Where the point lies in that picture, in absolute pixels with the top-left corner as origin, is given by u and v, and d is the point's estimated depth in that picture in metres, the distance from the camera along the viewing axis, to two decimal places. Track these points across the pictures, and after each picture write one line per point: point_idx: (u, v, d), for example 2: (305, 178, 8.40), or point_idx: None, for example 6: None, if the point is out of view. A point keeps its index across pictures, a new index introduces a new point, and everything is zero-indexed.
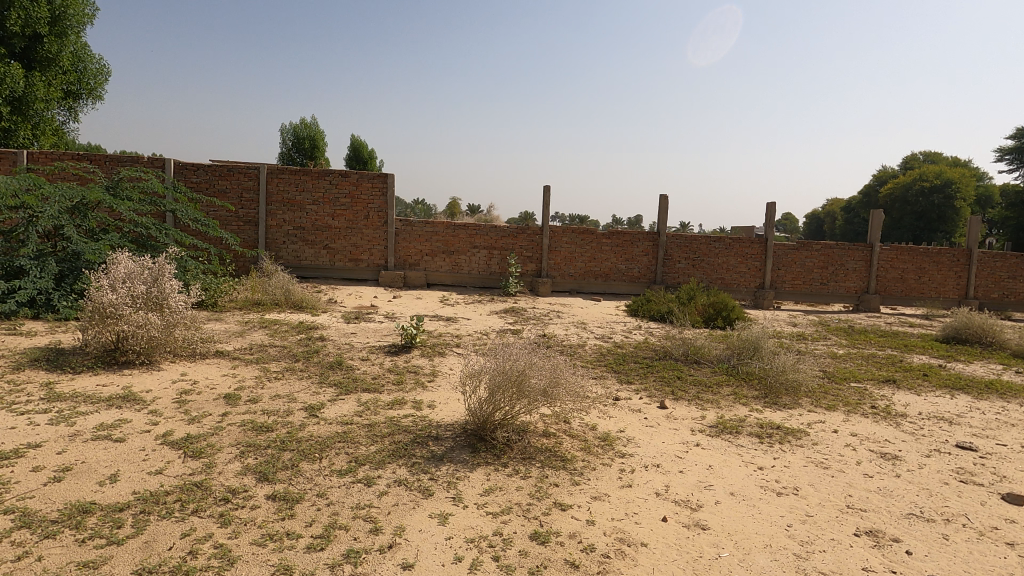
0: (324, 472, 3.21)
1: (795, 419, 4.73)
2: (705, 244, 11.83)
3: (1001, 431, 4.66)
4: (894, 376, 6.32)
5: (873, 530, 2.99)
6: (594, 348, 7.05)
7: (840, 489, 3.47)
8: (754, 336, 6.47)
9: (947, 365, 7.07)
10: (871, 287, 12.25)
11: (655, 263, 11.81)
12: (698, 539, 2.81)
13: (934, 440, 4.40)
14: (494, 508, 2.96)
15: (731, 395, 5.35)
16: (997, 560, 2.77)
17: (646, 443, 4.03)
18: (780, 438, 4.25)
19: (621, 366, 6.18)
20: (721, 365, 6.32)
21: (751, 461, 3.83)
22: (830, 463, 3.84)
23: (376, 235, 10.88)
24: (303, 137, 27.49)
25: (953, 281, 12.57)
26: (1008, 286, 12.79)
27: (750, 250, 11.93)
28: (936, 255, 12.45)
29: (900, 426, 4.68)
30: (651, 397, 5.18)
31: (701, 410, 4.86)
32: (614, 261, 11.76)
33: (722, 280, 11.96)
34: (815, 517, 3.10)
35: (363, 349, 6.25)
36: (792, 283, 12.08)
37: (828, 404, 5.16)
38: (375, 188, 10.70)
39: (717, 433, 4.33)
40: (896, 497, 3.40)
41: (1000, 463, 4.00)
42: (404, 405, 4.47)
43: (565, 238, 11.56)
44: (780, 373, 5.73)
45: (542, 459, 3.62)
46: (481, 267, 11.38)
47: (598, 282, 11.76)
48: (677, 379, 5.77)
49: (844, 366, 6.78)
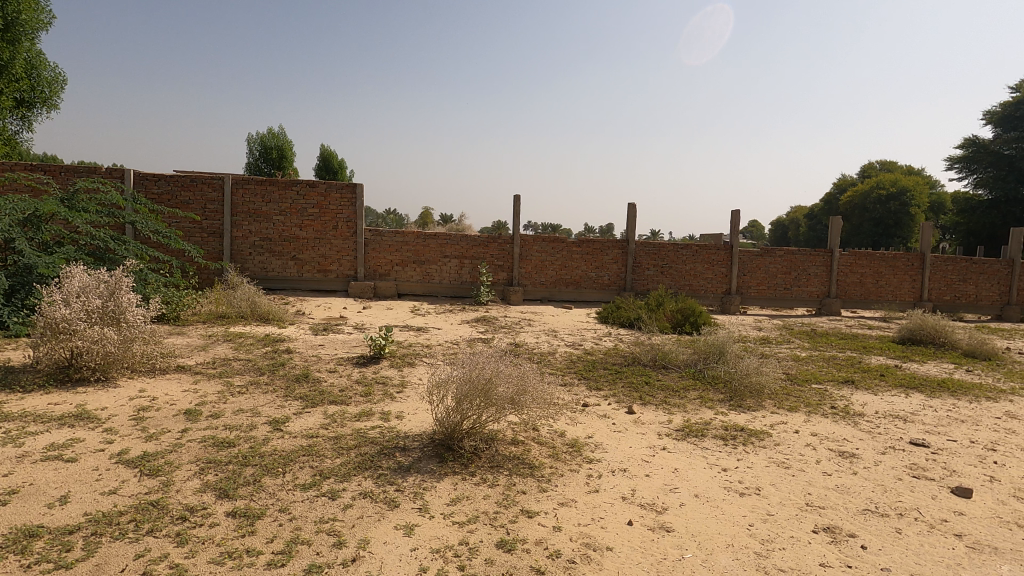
0: (287, 486, 3.15)
1: (759, 421, 4.84)
2: (673, 251, 12.05)
3: (952, 428, 4.85)
4: (853, 377, 6.52)
5: (830, 526, 3.08)
6: (564, 356, 7.09)
7: (800, 488, 3.55)
8: (719, 341, 6.62)
9: (902, 365, 7.37)
10: (831, 292, 12.66)
11: (625, 270, 12.00)
12: (663, 542, 2.84)
13: (889, 437, 4.56)
14: (460, 517, 2.94)
15: (697, 398, 5.44)
16: (946, 551, 2.88)
17: (614, 448, 4.08)
18: (743, 440, 4.34)
19: (591, 372, 6.25)
20: (688, 369, 6.45)
21: (716, 463, 3.90)
22: (791, 463, 3.94)
23: (346, 245, 10.78)
24: (269, 147, 27.12)
25: (908, 284, 13.07)
26: (959, 288, 13.36)
27: (717, 257, 12.20)
28: (893, 259, 12.94)
29: (858, 425, 4.84)
30: (620, 402, 5.23)
31: (667, 414, 4.94)
32: (585, 269, 11.89)
33: (690, 287, 12.20)
34: (776, 516, 3.18)
35: (331, 360, 6.17)
36: (757, 289, 12.41)
37: (790, 406, 5.31)
38: (344, 198, 10.63)
39: (683, 436, 4.41)
40: (853, 494, 3.51)
41: (950, 458, 4.17)
42: (372, 417, 4.41)
43: (536, 246, 11.66)
44: (744, 376, 5.88)
45: (510, 467, 3.62)
46: (452, 276, 11.36)
47: (569, 290, 11.85)
48: (645, 384, 5.85)
49: (806, 368, 7.00)
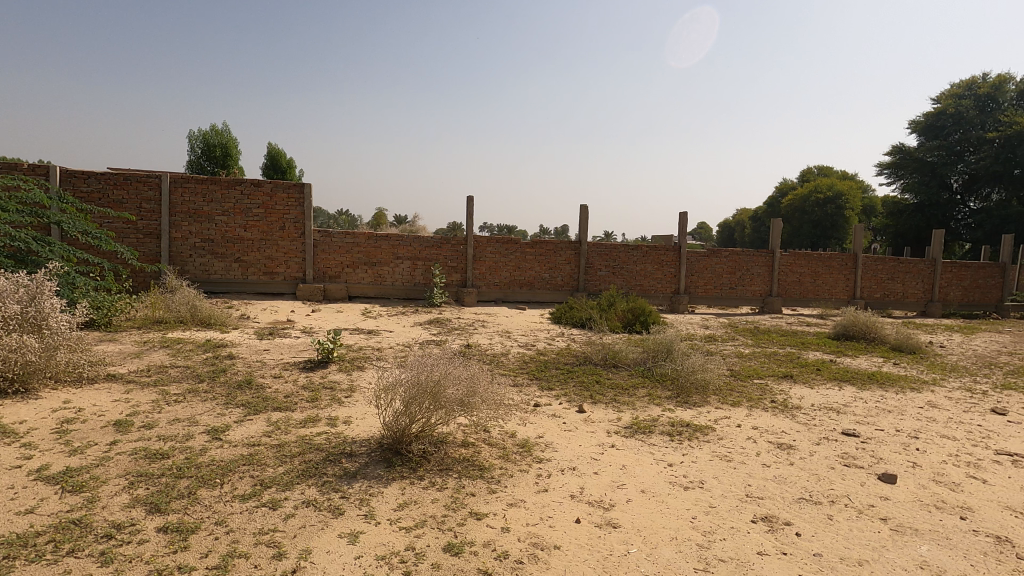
0: (224, 498, 3.02)
1: (704, 416, 4.99)
2: (624, 252, 12.30)
3: (880, 418, 5.15)
4: (792, 371, 6.82)
5: (768, 515, 3.21)
6: (517, 356, 7.11)
7: (740, 480, 3.69)
8: (667, 339, 6.80)
9: (837, 360, 7.77)
10: (773, 290, 13.22)
11: (578, 271, 12.15)
12: (609, 538, 2.88)
13: (823, 428, 4.79)
14: (407, 523, 2.90)
15: (646, 396, 5.57)
16: (872, 534, 3.05)
17: (563, 447, 4.12)
18: (688, 435, 4.47)
19: (543, 372, 6.29)
20: (638, 368, 6.60)
21: (662, 458, 4.00)
22: (733, 456, 4.09)
23: (293, 247, 10.47)
24: (213, 145, 26.05)
25: (843, 283, 13.80)
26: (888, 286, 14.20)
27: (666, 258, 12.53)
28: (828, 260, 13.63)
29: (795, 418, 5.06)
30: (571, 402, 5.28)
31: (617, 412, 5.03)
32: (538, 270, 11.98)
33: (640, 287, 12.48)
34: (717, 508, 3.28)
35: (276, 365, 5.97)
36: (704, 288, 12.83)
37: (733, 401, 5.50)
38: (291, 198, 10.32)
39: (631, 433, 4.50)
40: (789, 484, 3.66)
41: (878, 447, 4.42)
42: (318, 423, 4.29)
43: (490, 247, 11.65)
44: (690, 373, 6.06)
45: (459, 469, 3.59)
46: (405, 278, 11.21)
47: (523, 291, 11.91)
48: (596, 383, 5.93)
49: (749, 364, 7.28)
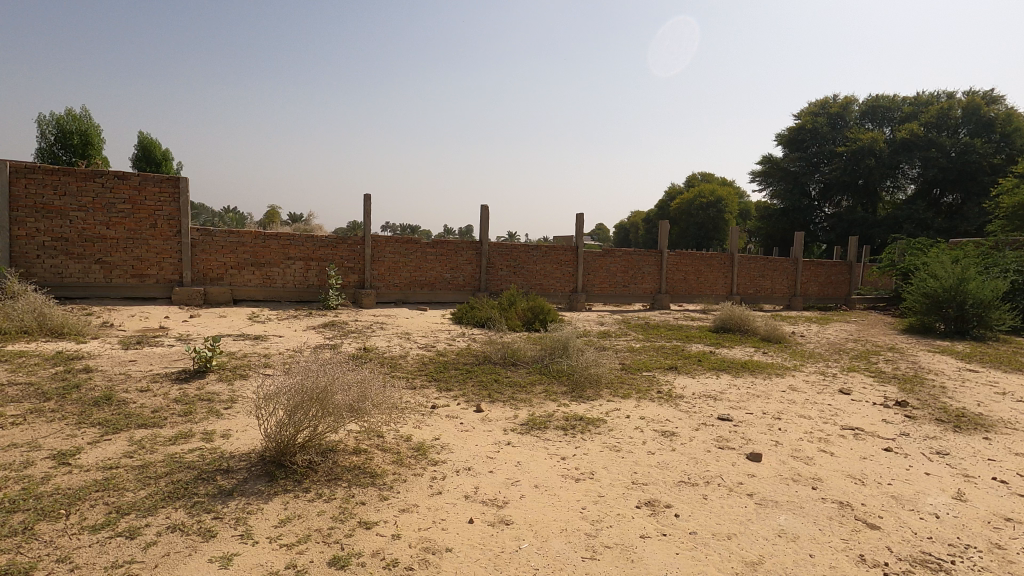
0: (70, 531, 2.65)
1: (596, 409, 5.20)
2: (524, 252, 12.53)
3: (750, 402, 5.67)
4: (676, 363, 7.32)
5: (651, 500, 3.40)
6: (415, 358, 6.99)
7: (627, 468, 3.88)
8: (562, 336, 7.02)
9: (715, 351, 8.45)
10: (662, 288, 14.10)
11: (479, 271, 12.19)
12: (502, 536, 2.90)
13: (702, 415, 5.18)
14: (290, 539, 2.73)
15: (542, 392, 5.70)
16: (740, 509, 3.33)
17: (460, 448, 4.10)
18: (581, 428, 4.63)
19: (442, 373, 6.23)
20: (535, 365, 6.74)
21: (555, 452, 4.11)
22: (621, 446, 4.29)
23: (167, 247, 9.53)
24: (68, 132, 23.04)
25: (722, 281, 15.04)
26: (760, 282, 15.70)
27: (564, 257, 12.93)
28: (709, 259, 14.79)
29: (678, 406, 5.43)
30: (468, 401, 5.28)
31: (514, 409, 5.09)
32: (439, 270, 11.87)
33: (540, 286, 12.78)
34: (606, 497, 3.42)
35: (143, 378, 5.38)
36: (600, 287, 13.40)
37: (623, 393, 5.79)
38: (164, 193, 9.39)
39: (527, 429, 4.58)
40: (670, 469, 3.91)
41: (747, 429, 4.85)
42: (190, 439, 3.92)
43: (389, 247, 11.35)
44: (584, 369, 6.30)
45: (349, 478, 3.44)
46: (297, 279, 10.62)
47: (424, 292, 11.73)
48: (494, 382, 5.98)
49: (638, 357, 7.70)
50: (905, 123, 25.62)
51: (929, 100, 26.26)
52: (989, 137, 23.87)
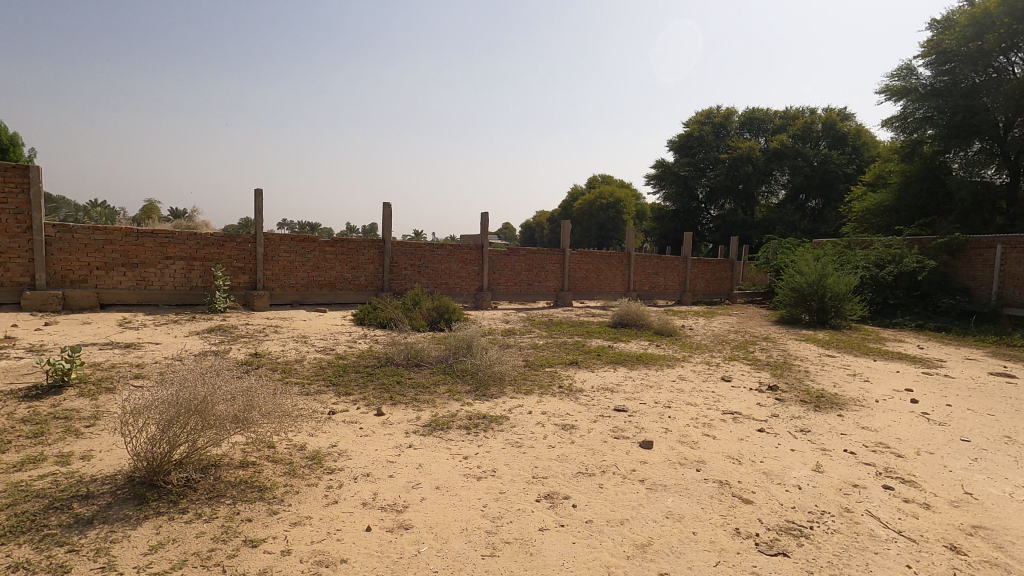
0: None
1: (499, 407, 5.25)
2: (429, 251, 12.37)
3: (643, 393, 6.00)
4: (577, 358, 7.58)
5: (550, 493, 3.48)
6: (312, 362, 6.65)
7: (528, 463, 3.95)
8: (466, 336, 7.01)
9: (613, 345, 8.85)
10: (565, 286, 14.53)
11: (382, 270, 11.86)
12: (400, 541, 2.84)
13: (600, 407, 5.40)
14: (162, 566, 2.48)
15: (446, 392, 5.65)
16: (632, 495, 3.51)
17: (358, 454, 3.95)
18: (484, 427, 4.65)
19: (341, 377, 5.98)
20: (439, 365, 6.67)
21: (458, 452, 4.09)
22: (523, 442, 4.36)
23: (15, 244, 8.32)
24: None
25: (620, 278, 15.80)
26: (654, 279, 16.69)
27: (469, 256, 12.94)
28: (608, 258, 15.47)
29: (578, 400, 5.62)
30: (369, 405, 5.12)
31: (416, 411, 5.00)
32: (340, 269, 11.40)
33: (446, 285, 12.69)
34: (507, 493, 3.46)
35: None
36: (505, 285, 13.56)
37: (526, 389, 5.89)
38: (10, 183, 8.19)
39: (429, 431, 4.51)
40: (569, 461, 4.03)
41: (641, 418, 5.12)
42: (41, 464, 3.45)
43: (283, 245, 10.71)
44: (488, 367, 6.34)
45: (234, 494, 3.20)
46: (178, 281, 9.71)
47: (323, 293, 11.21)
48: (397, 384, 5.84)
49: (541, 354, 7.88)
50: (776, 135, 28.45)
51: (796, 115, 29.35)
52: (843, 150, 27.16)
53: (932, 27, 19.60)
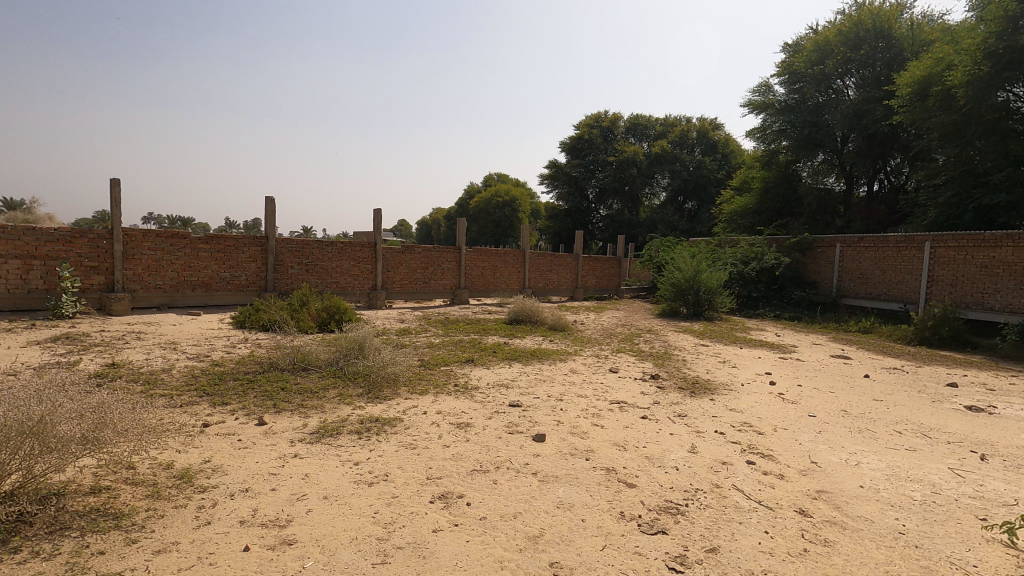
0: None
1: (393, 409, 5.11)
2: (318, 249, 11.77)
3: (537, 387, 6.15)
4: (473, 356, 7.60)
5: (445, 493, 3.45)
6: (183, 371, 6.05)
7: (422, 465, 3.88)
8: (358, 337, 6.75)
9: (509, 342, 8.99)
10: (461, 284, 14.51)
11: (265, 269, 11.08)
12: (283, 558, 2.66)
13: (495, 403, 5.45)
14: None
15: (336, 397, 5.40)
16: (525, 488, 3.58)
17: (236, 468, 3.65)
18: (376, 430, 4.50)
19: (217, 386, 5.49)
20: (329, 368, 6.35)
21: (348, 459, 3.92)
22: (417, 443, 4.29)
23: None
24: None
25: (516, 276, 16.09)
26: (547, 276, 17.20)
27: (362, 254, 12.49)
28: (504, 255, 15.69)
29: (473, 397, 5.63)
30: (249, 415, 4.75)
31: (303, 419, 4.73)
32: (216, 269, 10.49)
33: (336, 284, 12.14)
34: (399, 497, 3.37)
35: None
36: (400, 284, 13.26)
37: (421, 389, 5.80)
38: None
39: (317, 438, 4.28)
40: (464, 459, 4.03)
41: (534, 412, 5.25)
42: None
43: (147, 242, 9.63)
44: (381, 369, 6.15)
45: (83, 525, 2.81)
46: (12, 283, 8.37)
47: (197, 294, 10.25)
48: (281, 390, 5.47)
49: (437, 353, 7.80)
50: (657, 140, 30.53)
51: (674, 123, 31.68)
52: (714, 157, 29.80)
53: (785, 50, 22.09)
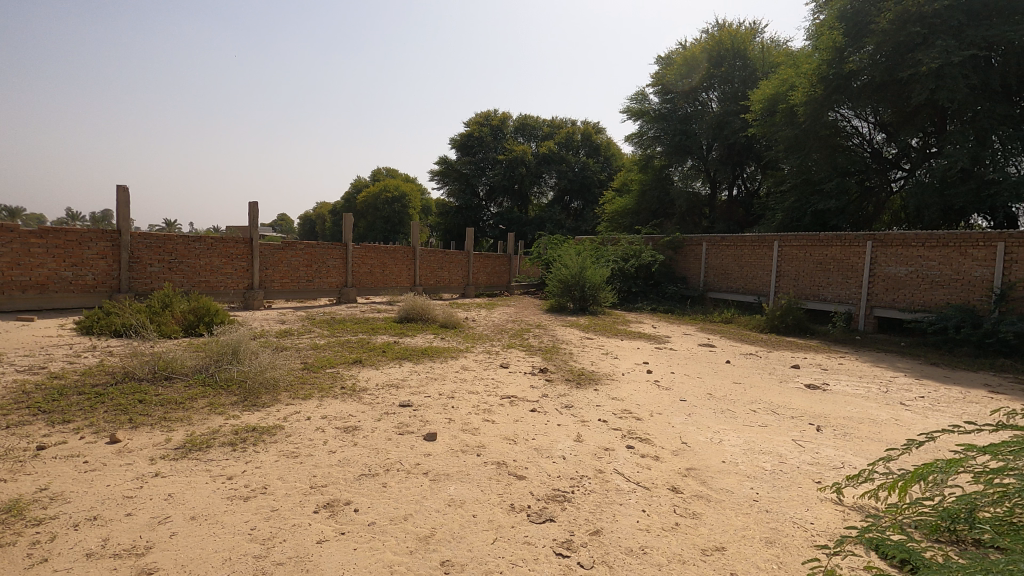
0: None
1: (272, 416, 4.78)
2: (183, 244, 10.68)
3: (428, 386, 6.08)
4: (361, 356, 7.34)
5: (330, 501, 3.30)
6: (10, 387, 5.18)
7: (305, 474, 3.68)
8: (232, 340, 6.23)
9: (398, 340, 8.80)
10: (348, 281, 13.92)
11: (118, 267, 9.82)
12: None
13: (384, 404, 5.31)
14: None
15: (206, 406, 4.94)
16: (416, 489, 3.53)
17: (81, 495, 3.20)
18: (254, 440, 4.19)
19: (56, 402, 4.77)
20: (197, 376, 5.79)
21: (220, 473, 3.61)
22: (299, 451, 4.05)
23: None
24: None
25: (405, 273, 15.77)
26: (438, 274, 17.06)
27: (235, 250, 11.53)
28: (393, 252, 15.31)
29: (361, 399, 5.44)
30: (98, 433, 4.19)
31: (165, 433, 4.26)
32: (54, 266, 9.12)
33: (206, 283, 11.10)
34: (279, 510, 3.17)
35: None
36: (280, 282, 12.43)
37: (304, 394, 5.48)
38: None
39: (183, 454, 3.89)
40: (351, 464, 3.88)
41: (425, 411, 5.19)
42: None
43: None
44: (258, 374, 5.73)
45: None
46: None
47: (29, 296, 8.82)
48: (138, 403, 4.89)
49: (322, 354, 7.42)
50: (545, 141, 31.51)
51: (561, 125, 32.90)
52: (597, 159, 31.39)
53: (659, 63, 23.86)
